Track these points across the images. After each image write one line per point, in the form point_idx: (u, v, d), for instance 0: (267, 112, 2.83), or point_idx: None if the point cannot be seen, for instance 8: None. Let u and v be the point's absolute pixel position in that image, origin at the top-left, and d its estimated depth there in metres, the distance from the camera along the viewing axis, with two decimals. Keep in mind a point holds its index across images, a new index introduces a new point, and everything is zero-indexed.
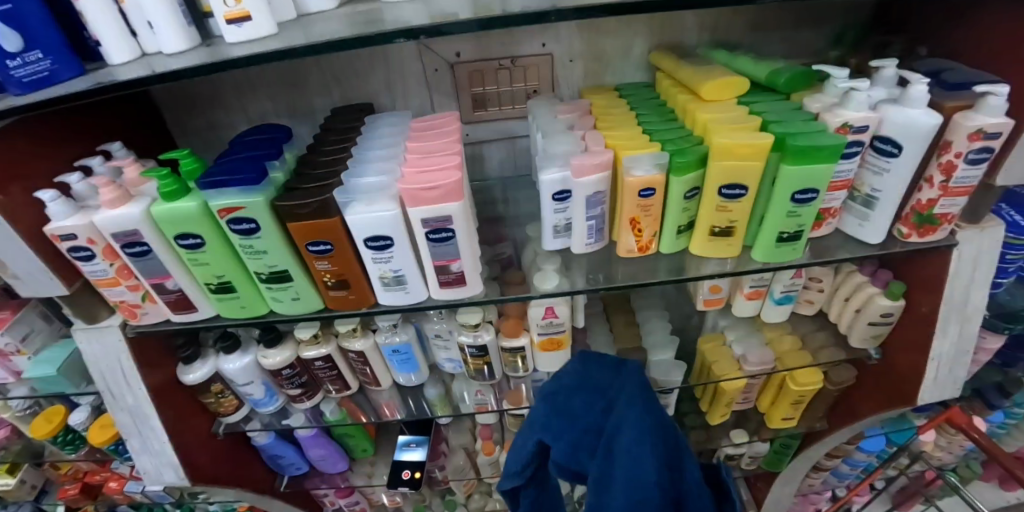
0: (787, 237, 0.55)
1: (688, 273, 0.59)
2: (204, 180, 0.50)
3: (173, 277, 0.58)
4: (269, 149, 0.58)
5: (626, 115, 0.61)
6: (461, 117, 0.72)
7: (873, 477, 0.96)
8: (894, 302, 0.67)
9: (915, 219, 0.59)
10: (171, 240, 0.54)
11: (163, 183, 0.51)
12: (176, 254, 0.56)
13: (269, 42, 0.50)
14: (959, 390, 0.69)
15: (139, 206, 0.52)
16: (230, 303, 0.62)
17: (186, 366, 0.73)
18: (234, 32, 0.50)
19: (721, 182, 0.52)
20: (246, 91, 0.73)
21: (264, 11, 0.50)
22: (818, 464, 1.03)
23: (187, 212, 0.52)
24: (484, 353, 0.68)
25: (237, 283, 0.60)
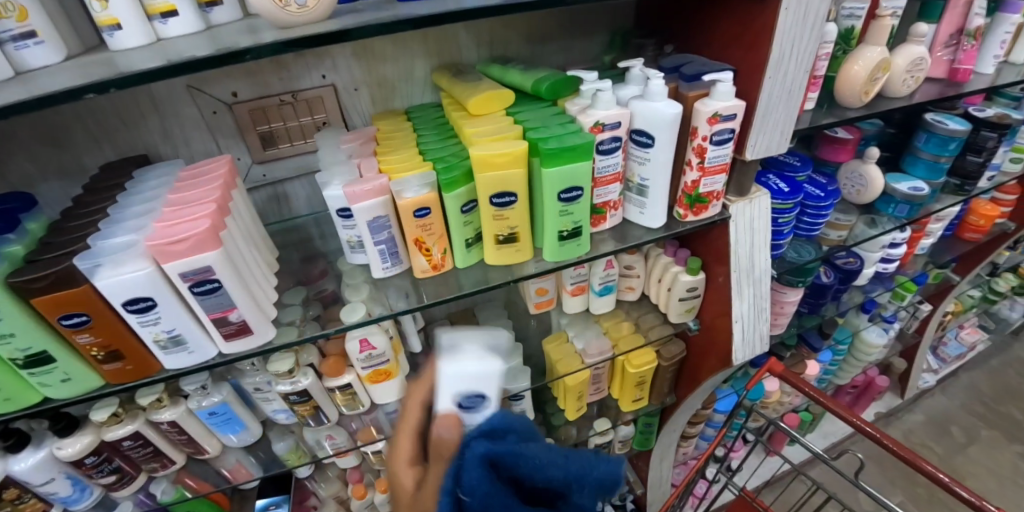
0: (567, 234, 0.57)
1: (487, 283, 0.60)
2: None
3: None
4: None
5: (410, 138, 0.61)
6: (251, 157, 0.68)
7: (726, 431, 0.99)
8: (694, 276, 0.74)
9: (687, 200, 0.64)
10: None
11: None
12: None
13: None
14: (766, 343, 0.77)
15: None
16: None
17: None
18: None
19: (491, 192, 0.53)
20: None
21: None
22: (685, 433, 1.11)
23: None
24: (307, 399, 0.66)
25: None
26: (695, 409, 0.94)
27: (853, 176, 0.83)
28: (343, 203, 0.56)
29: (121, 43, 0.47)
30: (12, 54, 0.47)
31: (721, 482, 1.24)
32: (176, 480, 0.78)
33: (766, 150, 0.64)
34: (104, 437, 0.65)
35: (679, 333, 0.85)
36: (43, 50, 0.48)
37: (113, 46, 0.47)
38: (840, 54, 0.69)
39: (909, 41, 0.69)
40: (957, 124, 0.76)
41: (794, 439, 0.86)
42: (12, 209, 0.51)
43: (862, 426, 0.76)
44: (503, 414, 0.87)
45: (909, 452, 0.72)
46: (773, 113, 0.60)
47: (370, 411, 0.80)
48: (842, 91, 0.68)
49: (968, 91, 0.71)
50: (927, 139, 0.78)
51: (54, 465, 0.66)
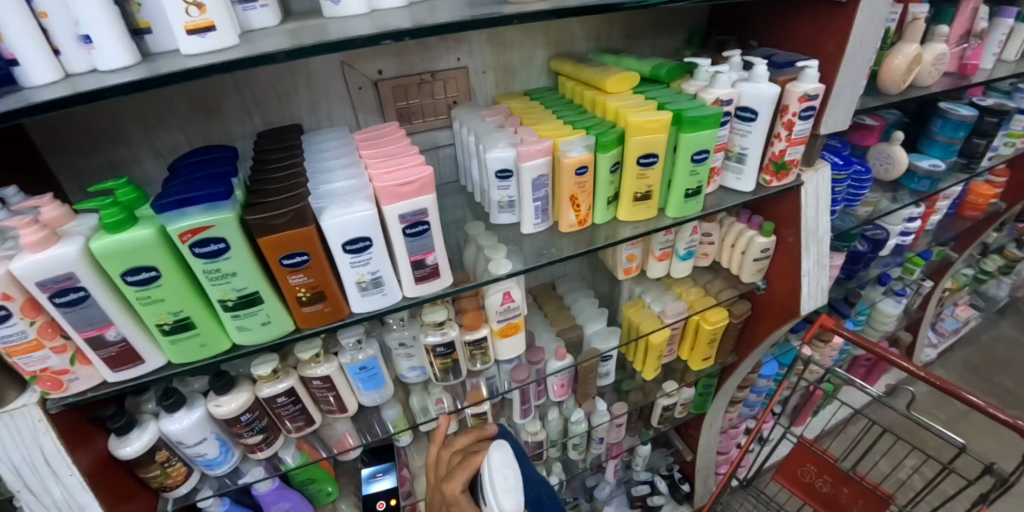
0: (692, 193, 0.68)
1: (619, 235, 0.69)
2: (162, 203, 0.49)
3: (116, 324, 0.55)
4: (226, 167, 0.57)
5: (547, 113, 0.71)
6: None
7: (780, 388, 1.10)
8: (768, 238, 0.86)
9: (774, 167, 0.76)
10: (118, 278, 0.52)
11: (107, 213, 0.49)
12: (122, 296, 0.54)
13: (235, 53, 0.49)
14: (826, 296, 0.89)
15: (75, 243, 0.49)
16: (187, 343, 0.60)
17: (120, 439, 0.67)
18: (196, 44, 0.49)
19: (639, 154, 0.63)
20: (155, 122, 0.67)
21: (226, 20, 0.50)
22: (734, 398, 1.20)
23: (141, 241, 0.50)
24: (450, 351, 0.72)
25: (197, 318, 0.58)
26: (752, 367, 1.04)
27: (880, 156, 0.99)
28: (503, 164, 0.63)
29: (344, 9, 0.57)
30: (241, 15, 0.56)
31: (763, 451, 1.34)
32: (301, 445, 0.83)
33: (834, 127, 0.77)
34: (258, 395, 0.70)
35: (745, 294, 0.96)
36: (264, 13, 0.57)
37: (336, 12, 0.57)
38: (881, 49, 0.83)
39: (934, 40, 0.85)
40: (967, 110, 0.93)
41: (847, 383, 0.99)
42: (231, 157, 0.60)
43: (909, 366, 0.88)
44: (591, 375, 0.94)
45: (950, 386, 0.85)
46: (844, 96, 0.73)
47: (479, 374, 0.86)
48: (884, 80, 0.83)
49: (977, 80, 0.90)
50: (943, 124, 0.95)
51: (205, 426, 0.71)
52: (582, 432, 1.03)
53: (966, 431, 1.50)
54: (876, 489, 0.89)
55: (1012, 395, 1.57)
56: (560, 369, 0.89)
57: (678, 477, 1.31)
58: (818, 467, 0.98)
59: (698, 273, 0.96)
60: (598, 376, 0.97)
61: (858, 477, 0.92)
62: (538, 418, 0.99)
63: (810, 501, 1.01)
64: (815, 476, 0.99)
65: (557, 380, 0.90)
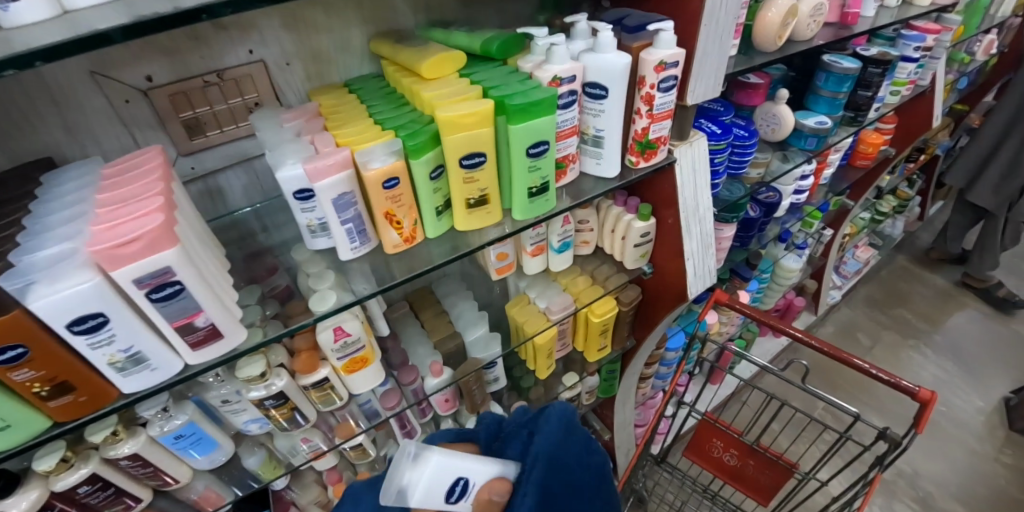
0: (536, 191, 0.58)
1: (461, 249, 0.60)
2: None
3: None
4: None
5: (362, 112, 0.58)
6: (177, 148, 0.61)
7: (682, 366, 1.06)
8: (646, 222, 0.79)
9: (639, 147, 0.67)
10: None
11: None
12: None
13: None
14: (714, 275, 0.85)
15: None
16: None
17: None
18: None
19: (459, 155, 0.52)
20: None
21: None
22: (642, 374, 1.18)
23: None
24: (284, 400, 0.64)
25: None
26: (651, 347, 1.01)
27: (767, 116, 0.93)
28: (299, 184, 0.52)
29: (19, 17, 0.38)
30: None
31: (679, 419, 1.33)
32: None
33: (703, 96, 0.68)
34: (54, 489, 0.55)
35: (634, 279, 0.91)
36: None
37: (4, 21, 0.38)
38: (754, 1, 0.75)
39: None
40: (849, 62, 0.87)
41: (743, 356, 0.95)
42: None
43: (793, 333, 0.86)
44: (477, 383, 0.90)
45: (838, 351, 0.83)
46: (708, 60, 0.65)
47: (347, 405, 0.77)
48: (759, 37, 0.75)
49: (858, 29, 0.84)
50: (826, 78, 0.90)
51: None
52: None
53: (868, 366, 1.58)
54: (779, 460, 0.89)
55: (905, 325, 1.67)
56: (439, 387, 0.84)
57: (599, 455, 1.30)
58: (724, 442, 0.96)
59: (585, 261, 0.89)
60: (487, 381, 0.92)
61: (762, 449, 0.91)
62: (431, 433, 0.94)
63: (721, 475, 1.00)
64: (723, 450, 0.98)
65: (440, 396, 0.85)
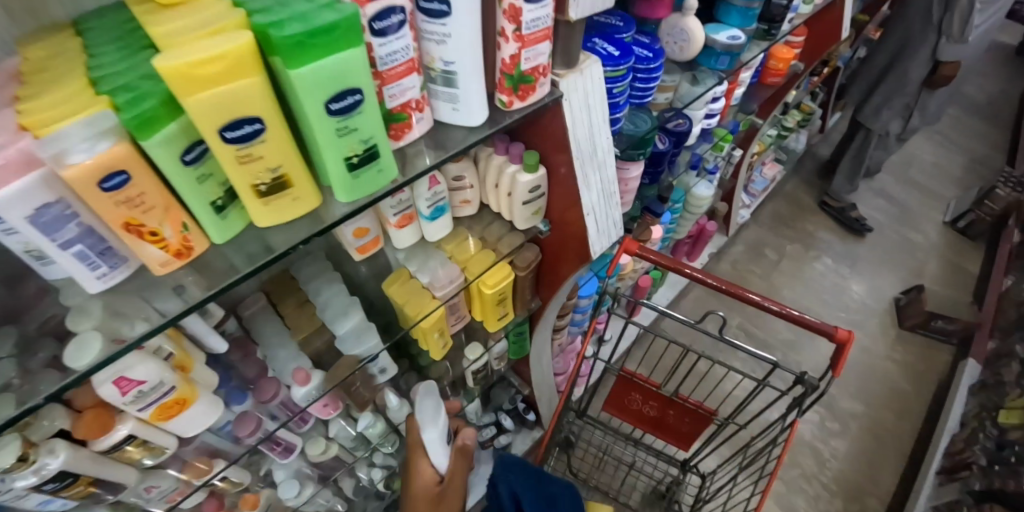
0: (357, 162, 0.42)
1: (271, 251, 0.44)
2: None
3: None
4: None
5: (73, 61, 0.35)
6: None
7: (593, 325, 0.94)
8: (535, 174, 0.63)
9: (509, 83, 0.51)
10: None
11: None
12: None
13: None
14: (619, 226, 0.73)
15: None
16: None
17: None
18: None
19: (217, 125, 0.33)
20: None
21: None
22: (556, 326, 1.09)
23: None
24: (69, 479, 0.47)
25: None
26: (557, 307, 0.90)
27: (674, 32, 0.78)
28: None
29: None
30: None
31: (600, 362, 1.28)
32: None
33: (591, 8, 0.52)
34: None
35: (530, 238, 0.77)
36: None
37: None
38: None
39: None
40: None
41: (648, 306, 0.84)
42: None
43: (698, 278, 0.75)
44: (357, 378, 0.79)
45: (736, 289, 0.74)
46: None
47: (193, 439, 0.61)
48: None
49: None
50: None
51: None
52: (382, 431, 0.92)
53: (777, 280, 1.62)
54: (700, 409, 0.86)
55: (809, 237, 1.73)
56: (309, 395, 0.72)
57: (523, 408, 1.24)
58: (643, 395, 0.91)
59: (472, 221, 0.75)
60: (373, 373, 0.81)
61: (681, 400, 0.87)
62: (319, 435, 0.85)
63: (642, 426, 0.96)
64: (642, 402, 0.93)
65: (316, 404, 0.74)
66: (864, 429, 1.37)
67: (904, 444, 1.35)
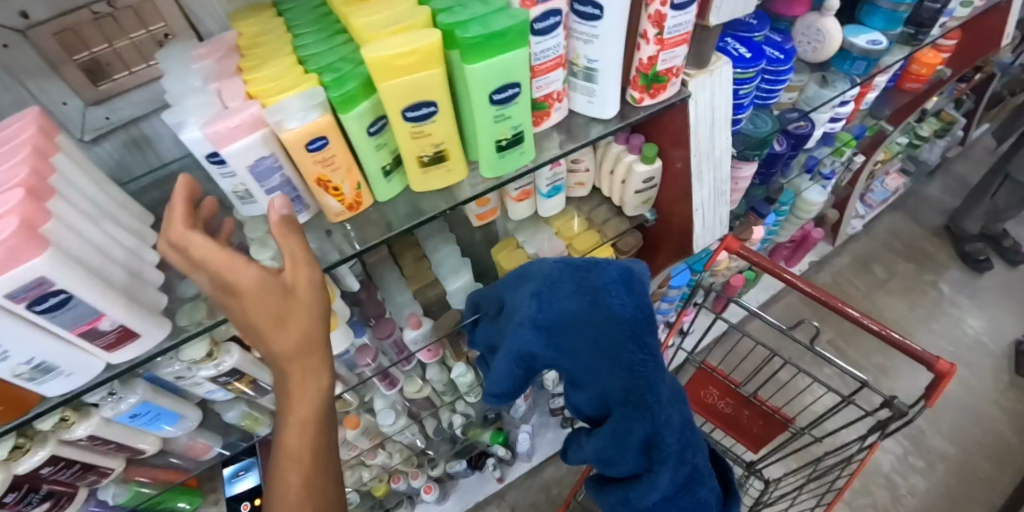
0: (506, 144, 0.47)
1: (422, 214, 0.51)
2: None
3: None
4: None
5: (284, 42, 0.47)
6: (80, 97, 0.52)
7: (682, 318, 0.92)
8: (650, 166, 0.67)
9: (643, 81, 0.54)
10: None
11: None
12: None
13: None
14: (726, 224, 0.75)
15: None
16: None
17: None
18: None
19: (402, 104, 0.40)
20: None
21: None
22: None
23: None
24: (241, 374, 0.59)
25: None
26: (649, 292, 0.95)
27: (808, 31, 0.75)
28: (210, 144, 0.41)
29: None
30: None
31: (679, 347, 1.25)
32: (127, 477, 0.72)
33: (731, 14, 0.53)
34: (16, 471, 0.53)
35: (636, 225, 0.81)
36: None
37: None
38: None
39: None
40: None
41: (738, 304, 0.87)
42: None
43: (793, 281, 0.77)
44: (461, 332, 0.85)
45: (826, 294, 0.75)
46: None
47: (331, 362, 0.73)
48: None
49: None
50: None
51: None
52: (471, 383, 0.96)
53: (881, 298, 1.51)
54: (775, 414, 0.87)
55: (927, 257, 1.58)
56: (418, 339, 0.78)
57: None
58: (720, 390, 0.94)
59: (581, 202, 0.80)
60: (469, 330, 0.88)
61: (759, 402, 0.89)
62: (417, 376, 0.92)
63: (711, 419, 0.98)
64: (718, 398, 0.96)
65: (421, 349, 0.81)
66: (952, 469, 1.29)
67: (1000, 496, 1.25)
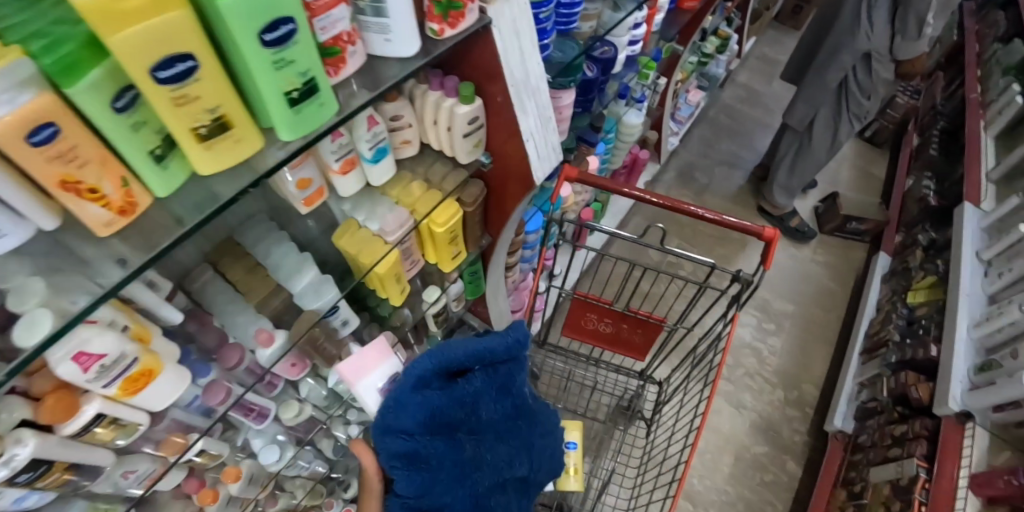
0: (297, 95, 0.42)
1: (221, 200, 0.44)
2: None
3: None
4: None
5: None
6: None
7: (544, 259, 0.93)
8: (471, 104, 0.65)
9: (438, 10, 0.51)
10: None
11: None
12: None
13: None
14: (558, 151, 0.76)
15: None
16: None
17: None
18: None
19: (151, 65, 0.32)
20: None
21: None
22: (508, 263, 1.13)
23: None
24: (50, 465, 0.45)
25: None
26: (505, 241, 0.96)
27: None
28: None
29: None
30: None
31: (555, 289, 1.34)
32: None
33: None
34: None
35: (474, 174, 0.80)
36: None
37: None
38: None
39: None
40: None
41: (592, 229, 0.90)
42: None
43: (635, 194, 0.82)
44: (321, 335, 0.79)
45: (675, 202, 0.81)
46: None
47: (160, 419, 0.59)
48: None
49: None
50: None
51: None
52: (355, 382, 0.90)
53: (708, 200, 1.74)
54: (651, 319, 0.94)
55: (735, 158, 1.85)
56: (275, 356, 0.71)
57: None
58: (597, 313, 0.98)
59: (413, 163, 0.77)
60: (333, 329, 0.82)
61: (632, 313, 0.95)
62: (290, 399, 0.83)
63: (598, 343, 1.04)
64: (598, 321, 1.00)
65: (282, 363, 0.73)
66: (796, 324, 1.57)
67: (829, 331, 1.55)
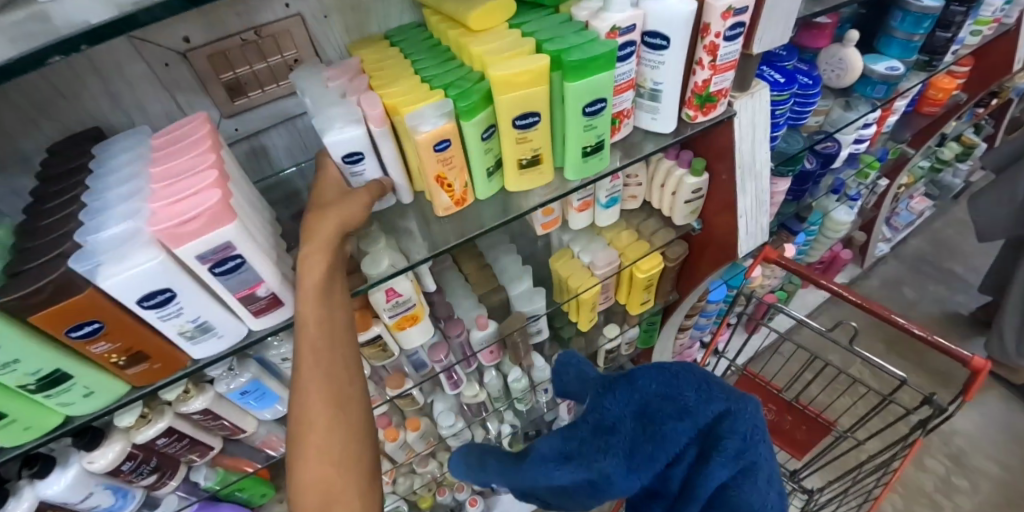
0: (590, 150, 0.56)
1: (511, 214, 0.60)
2: None
3: None
4: None
5: (407, 68, 0.56)
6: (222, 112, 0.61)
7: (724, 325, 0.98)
8: (698, 177, 0.76)
9: (697, 101, 0.63)
10: None
11: None
12: None
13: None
14: (766, 232, 0.83)
15: None
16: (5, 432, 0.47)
17: (41, 482, 0.59)
18: None
19: (514, 114, 0.49)
20: None
21: None
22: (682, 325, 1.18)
23: None
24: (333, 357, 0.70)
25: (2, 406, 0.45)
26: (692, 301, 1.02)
27: (831, 60, 0.83)
28: (349, 149, 0.51)
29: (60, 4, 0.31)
30: None
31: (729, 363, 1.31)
32: (215, 464, 0.78)
33: (770, 44, 0.62)
34: (134, 441, 0.62)
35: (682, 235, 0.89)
36: None
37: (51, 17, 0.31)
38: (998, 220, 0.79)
39: None
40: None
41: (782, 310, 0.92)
42: None
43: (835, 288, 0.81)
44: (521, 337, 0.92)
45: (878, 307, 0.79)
46: (780, 5, 0.58)
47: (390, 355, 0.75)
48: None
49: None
50: (903, 18, 0.80)
51: (89, 480, 0.62)
52: (524, 387, 1.03)
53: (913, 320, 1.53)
54: (818, 417, 0.91)
55: (957, 280, 1.61)
56: (484, 339, 0.85)
57: None
58: (763, 396, 1.00)
59: (631, 216, 0.89)
60: (531, 334, 0.94)
61: (801, 406, 0.94)
62: (475, 381, 0.98)
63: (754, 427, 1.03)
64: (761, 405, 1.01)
65: (485, 349, 0.87)
66: (994, 487, 1.28)
67: None
